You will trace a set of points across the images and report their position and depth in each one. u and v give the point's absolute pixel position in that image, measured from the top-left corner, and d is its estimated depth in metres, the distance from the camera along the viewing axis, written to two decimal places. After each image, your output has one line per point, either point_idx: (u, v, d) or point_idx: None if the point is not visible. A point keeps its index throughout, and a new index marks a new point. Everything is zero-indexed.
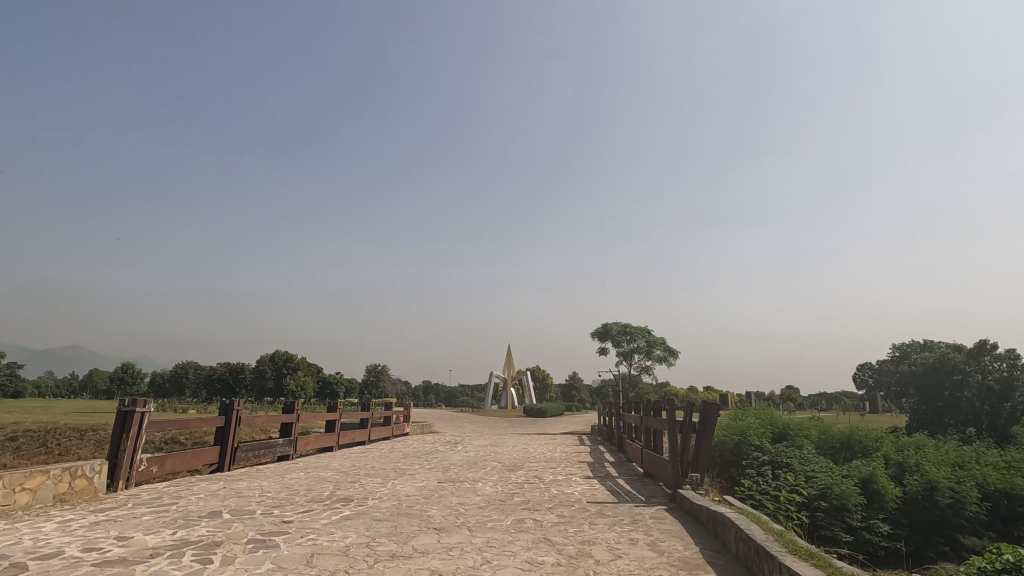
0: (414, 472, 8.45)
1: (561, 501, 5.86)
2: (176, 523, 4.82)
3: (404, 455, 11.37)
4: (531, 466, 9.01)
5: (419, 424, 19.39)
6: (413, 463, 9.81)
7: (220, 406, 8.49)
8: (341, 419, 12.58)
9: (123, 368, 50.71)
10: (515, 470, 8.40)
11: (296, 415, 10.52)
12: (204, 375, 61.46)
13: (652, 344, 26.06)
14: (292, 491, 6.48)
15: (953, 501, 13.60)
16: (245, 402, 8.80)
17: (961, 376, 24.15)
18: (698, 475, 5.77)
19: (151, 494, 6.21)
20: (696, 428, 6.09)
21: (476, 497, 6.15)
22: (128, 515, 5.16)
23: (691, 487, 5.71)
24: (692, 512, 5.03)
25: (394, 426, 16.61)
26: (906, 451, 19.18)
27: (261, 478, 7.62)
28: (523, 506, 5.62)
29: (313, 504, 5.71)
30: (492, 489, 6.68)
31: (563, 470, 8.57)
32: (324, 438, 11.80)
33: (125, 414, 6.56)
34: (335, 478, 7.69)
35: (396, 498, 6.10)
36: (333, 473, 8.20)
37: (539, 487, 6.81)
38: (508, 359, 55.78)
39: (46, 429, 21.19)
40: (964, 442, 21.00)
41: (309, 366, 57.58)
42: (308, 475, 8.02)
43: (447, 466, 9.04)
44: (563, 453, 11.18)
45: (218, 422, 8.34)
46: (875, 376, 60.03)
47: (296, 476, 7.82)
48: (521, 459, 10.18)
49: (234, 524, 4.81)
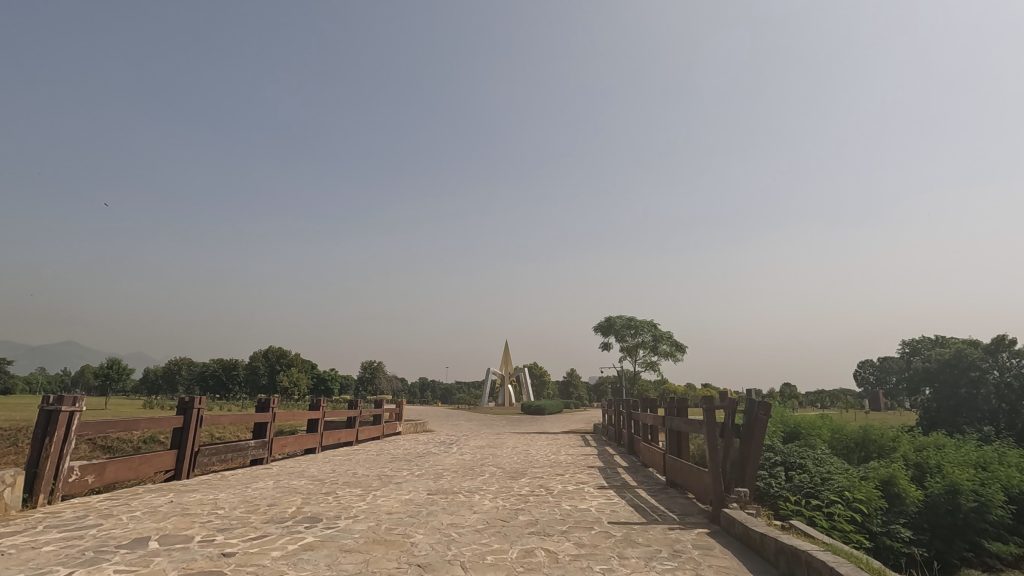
0: (402, 480, 7.31)
1: (578, 522, 4.76)
2: (83, 558, 3.70)
3: (393, 458, 10.24)
4: (535, 473, 7.90)
5: (413, 423, 18.26)
6: (400, 468, 8.67)
7: (179, 405, 7.38)
8: (325, 417, 11.46)
9: (109, 364, 49.03)
10: (517, 478, 7.30)
11: (272, 414, 9.40)
12: (197, 372, 60.18)
13: (658, 339, 24.95)
14: (250, 508, 5.34)
15: (979, 508, 12.40)
16: (209, 401, 7.71)
17: (979, 373, 23.24)
18: (746, 491, 4.66)
19: (75, 513, 5.10)
20: (741, 432, 5.01)
21: (472, 516, 5.04)
22: (25, 544, 4.02)
23: (740, 505, 4.61)
24: (751, 543, 3.94)
25: (385, 426, 15.47)
26: (924, 453, 18.04)
27: (220, 489, 6.50)
28: (530, 531, 4.50)
29: (269, 528, 4.58)
30: (492, 504, 5.55)
31: (572, 478, 7.46)
32: (305, 439, 10.66)
33: (49, 414, 5.48)
34: (307, 488, 6.56)
35: (375, 517, 5.00)
36: (307, 482, 7.07)
37: (547, 502, 5.69)
38: (507, 355, 54.78)
39: (17, 428, 19.95)
40: (983, 442, 19.94)
41: (303, 362, 56.29)
42: (277, 484, 6.90)
43: (439, 473, 7.94)
44: (569, 457, 10.09)
45: (174, 422, 7.23)
46: (877, 372, 59.49)
47: (262, 486, 6.70)
48: (523, 464, 9.07)
49: (159, 559, 3.69)
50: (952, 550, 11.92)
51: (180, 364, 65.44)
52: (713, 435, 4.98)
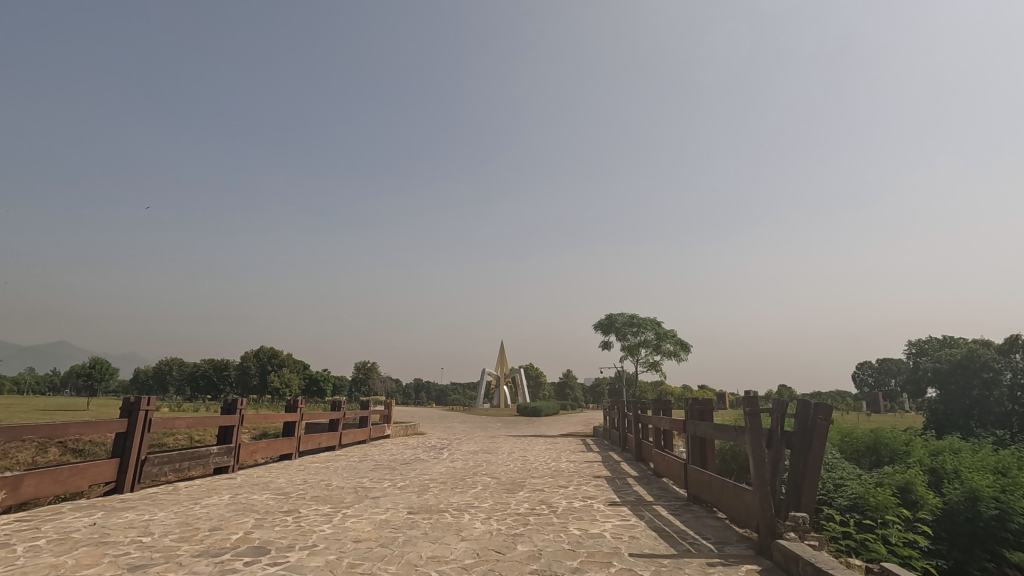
0: (381, 494, 6.32)
1: (592, 555, 3.79)
2: None
3: (376, 466, 9.26)
4: (533, 484, 6.95)
5: (402, 427, 17.22)
6: (382, 478, 7.65)
7: (123, 406, 6.39)
8: (303, 420, 10.45)
9: (92, 364, 47.59)
10: (514, 492, 6.32)
11: (239, 417, 8.38)
12: (188, 373, 58.92)
13: (660, 338, 24.03)
14: (184, 534, 4.30)
15: (1006, 514, 7.66)
16: (159, 402, 6.71)
17: (992, 374, 22.39)
18: (804, 516, 3.69)
19: None
20: (792, 441, 4.03)
21: (459, 545, 4.05)
22: None
23: (797, 534, 3.65)
24: None
25: (371, 429, 14.46)
26: (939, 458, 17.01)
27: (161, 506, 5.45)
28: (532, 568, 3.51)
29: (198, 565, 3.57)
30: (485, 529, 4.55)
31: (577, 491, 6.49)
32: (280, 444, 9.63)
33: None
34: (267, 505, 5.55)
35: (338, 548, 3.99)
36: (270, 497, 6.06)
37: (551, 524, 4.73)
38: (502, 356, 53.99)
39: None
40: (999, 446, 19.01)
41: (295, 362, 55.15)
42: (233, 500, 5.87)
43: (426, 485, 6.95)
44: (571, 465, 9.10)
45: (116, 426, 6.23)
46: (877, 373, 59.30)
47: (215, 502, 5.68)
48: (519, 473, 8.10)
49: None
50: (974, 563, 7.45)
51: (169, 365, 64.02)
52: (759, 447, 4.02)
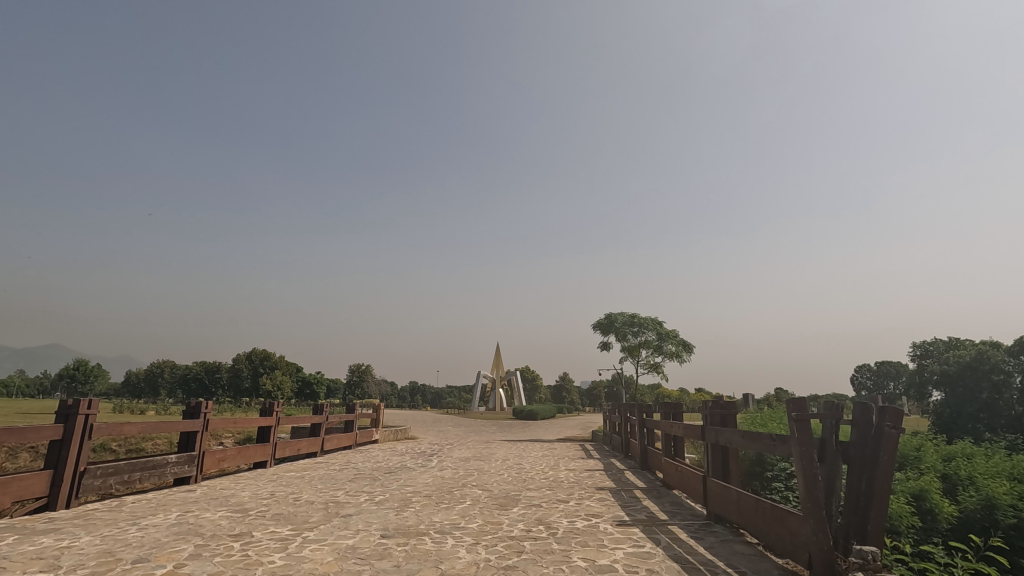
0: (356, 511, 5.50)
1: None
2: None
3: (357, 475, 8.42)
4: (529, 499, 6.12)
5: (391, 431, 16.34)
6: (360, 491, 6.83)
7: (61, 410, 5.58)
8: (280, 425, 9.61)
9: (76, 365, 46.70)
10: (507, 509, 5.50)
11: (203, 421, 7.54)
12: (180, 375, 58.03)
13: (662, 339, 23.24)
14: (96, 570, 3.46)
15: None
16: (104, 405, 5.89)
17: (1002, 377, 21.71)
18: (872, 550, 2.90)
19: None
20: (851, 457, 3.24)
21: None
22: None
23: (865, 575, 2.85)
24: None
25: (357, 434, 13.64)
26: (953, 463, 16.26)
27: (92, 528, 4.62)
28: None
29: None
30: (470, 559, 3.74)
31: (579, 507, 5.69)
32: (253, 451, 8.81)
33: None
34: (218, 527, 4.72)
35: None
36: (225, 516, 5.22)
37: (552, 553, 3.91)
38: (497, 358, 53.14)
39: None
40: (1011, 450, 18.33)
41: (286, 364, 54.21)
42: (180, 519, 5.03)
43: (408, 500, 6.12)
44: (570, 475, 8.28)
45: (49, 432, 5.40)
46: (876, 375, 58.91)
47: (157, 523, 4.84)
48: (514, 484, 7.30)
49: None
50: None
51: (161, 368, 63.01)
52: (809, 461, 3.24)
